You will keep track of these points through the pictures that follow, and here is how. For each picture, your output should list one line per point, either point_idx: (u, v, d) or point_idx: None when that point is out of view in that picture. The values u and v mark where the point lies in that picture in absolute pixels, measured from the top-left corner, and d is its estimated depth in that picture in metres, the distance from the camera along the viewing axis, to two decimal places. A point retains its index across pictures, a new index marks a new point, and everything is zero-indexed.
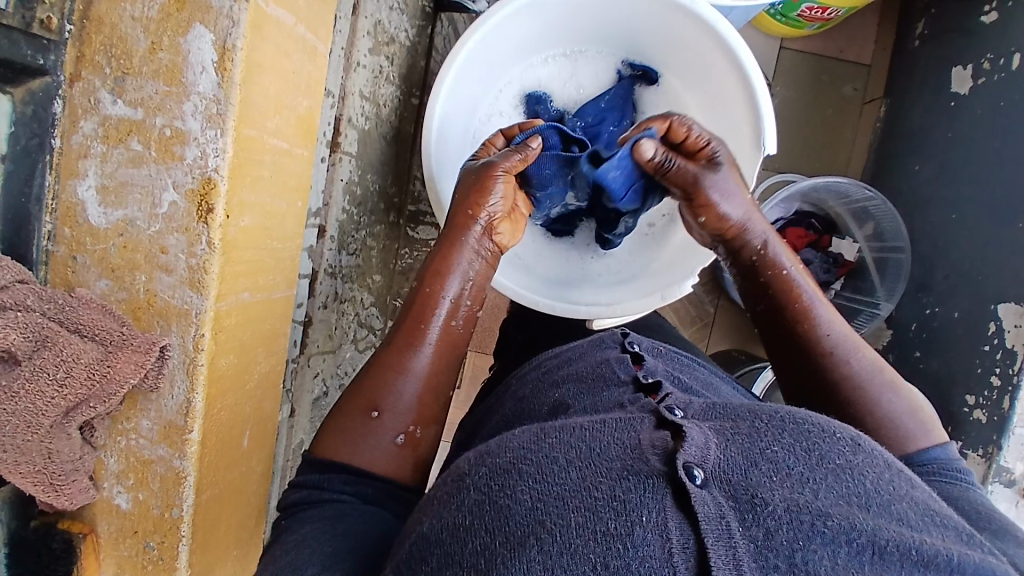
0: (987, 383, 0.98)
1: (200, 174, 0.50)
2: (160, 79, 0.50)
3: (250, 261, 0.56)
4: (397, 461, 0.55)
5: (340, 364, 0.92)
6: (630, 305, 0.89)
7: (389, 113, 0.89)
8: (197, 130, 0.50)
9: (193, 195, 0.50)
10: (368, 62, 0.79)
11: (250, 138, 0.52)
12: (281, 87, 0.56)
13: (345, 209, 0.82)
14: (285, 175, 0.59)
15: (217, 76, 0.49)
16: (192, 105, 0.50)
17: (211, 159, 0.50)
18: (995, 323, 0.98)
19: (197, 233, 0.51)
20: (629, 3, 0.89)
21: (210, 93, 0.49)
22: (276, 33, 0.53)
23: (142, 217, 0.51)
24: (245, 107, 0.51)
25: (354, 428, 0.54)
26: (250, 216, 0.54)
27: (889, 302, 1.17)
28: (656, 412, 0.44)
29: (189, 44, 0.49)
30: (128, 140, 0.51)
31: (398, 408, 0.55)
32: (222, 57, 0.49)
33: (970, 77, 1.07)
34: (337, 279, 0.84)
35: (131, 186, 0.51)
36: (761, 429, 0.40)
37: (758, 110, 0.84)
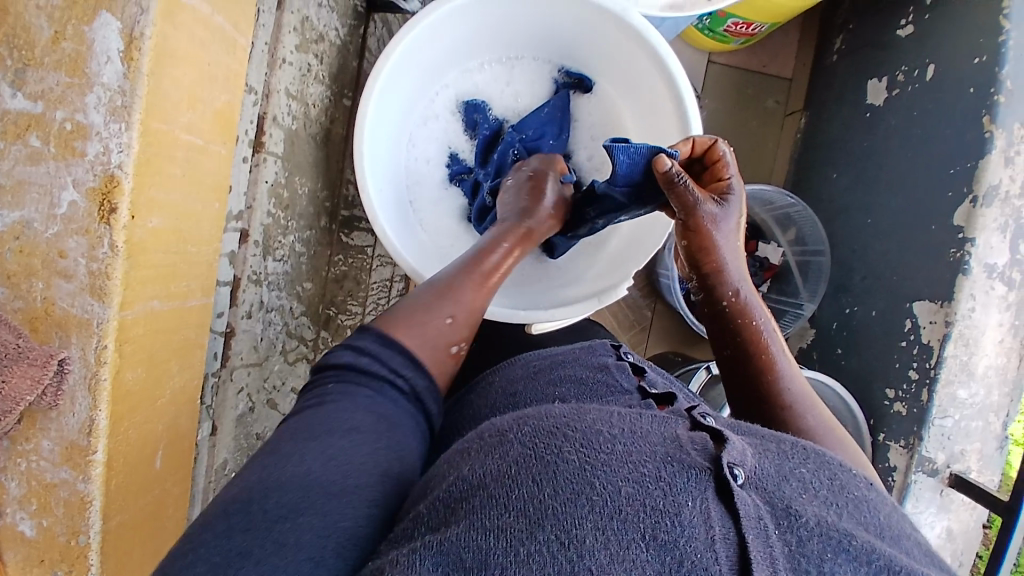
0: (906, 376, 1.03)
1: (102, 171, 0.46)
2: (62, 70, 0.45)
3: (161, 266, 0.52)
4: (442, 369, 0.57)
5: (267, 377, 0.87)
6: (573, 305, 0.89)
7: (319, 113, 0.86)
8: (101, 124, 0.45)
9: (94, 194, 0.46)
10: (294, 59, 0.76)
11: (160, 132, 0.48)
12: (196, 79, 0.52)
13: (271, 212, 0.78)
14: (200, 173, 0.55)
15: (124, 67, 0.45)
16: (96, 97, 0.45)
17: (114, 155, 0.46)
18: (912, 320, 1.04)
19: (99, 236, 0.46)
20: (557, 14, 0.91)
21: (116, 85, 0.45)
22: (191, 21, 0.50)
23: (40, 219, 0.46)
24: (154, 100, 0.47)
25: (429, 321, 0.56)
26: (161, 217, 0.50)
27: (812, 302, 1.22)
28: (689, 415, 0.45)
29: (93, 31, 0.45)
30: (27, 136, 0.46)
31: (464, 321, 0.59)
32: (129, 45, 0.45)
33: (885, 89, 1.14)
34: (263, 287, 0.80)
35: (29, 185, 0.46)
36: (787, 450, 0.43)
37: (686, 116, 0.86)
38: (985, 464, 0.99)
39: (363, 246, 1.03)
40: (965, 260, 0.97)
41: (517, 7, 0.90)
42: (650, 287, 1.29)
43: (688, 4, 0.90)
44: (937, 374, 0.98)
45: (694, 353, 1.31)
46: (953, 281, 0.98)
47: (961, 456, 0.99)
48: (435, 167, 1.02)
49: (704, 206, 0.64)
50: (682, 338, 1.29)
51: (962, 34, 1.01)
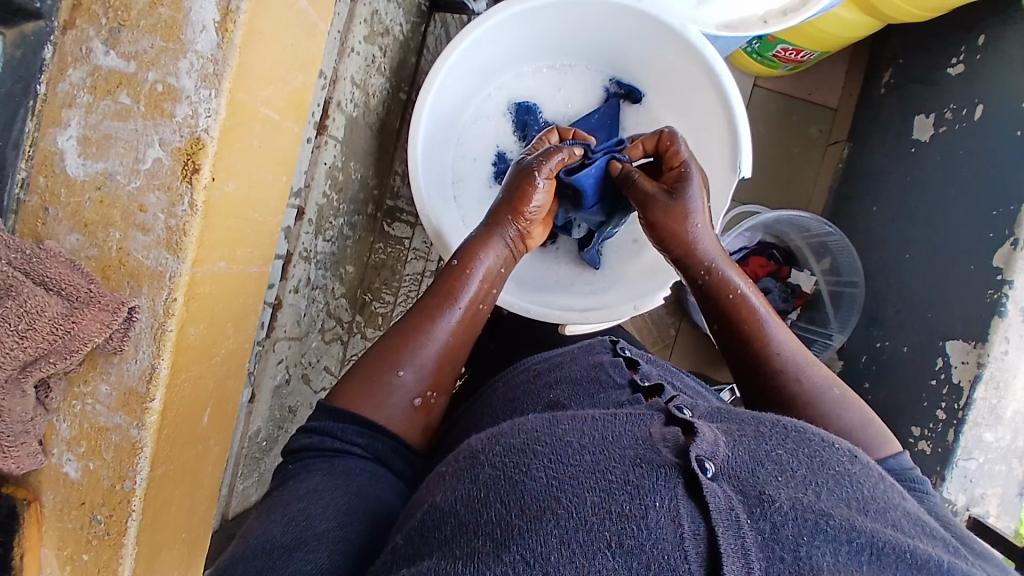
0: (933, 416, 1.03)
1: (189, 133, 0.48)
2: (157, 34, 0.48)
3: (228, 231, 0.54)
4: (409, 422, 0.64)
5: (305, 353, 0.89)
6: (605, 310, 0.90)
7: (377, 104, 0.90)
8: (191, 88, 0.48)
9: (179, 154, 0.48)
10: (361, 49, 0.79)
11: (243, 102, 0.51)
12: (276, 56, 0.55)
13: (326, 193, 0.81)
14: (272, 147, 0.58)
15: (217, 37, 0.48)
16: (187, 64, 0.48)
17: (202, 120, 0.48)
18: (943, 359, 1.03)
19: (179, 194, 0.49)
20: (614, 25, 0.92)
21: (209, 53, 0.48)
22: (281, 2, 0.53)
23: (122, 172, 0.49)
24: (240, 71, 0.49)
25: (379, 386, 0.64)
26: (234, 183, 0.53)
27: (842, 333, 1.23)
28: (665, 410, 0.49)
29: (192, 2, 0.48)
30: (118, 94, 0.49)
31: (420, 372, 0.66)
32: (224, 18, 0.48)
33: (932, 125, 1.14)
34: (311, 265, 0.83)
35: (114, 140, 0.49)
36: (764, 435, 0.46)
37: (736, 133, 0.88)
38: (1004, 509, 0.96)
39: (402, 237, 1.06)
40: (1001, 302, 0.96)
41: (577, 16, 0.92)
42: (678, 306, 1.30)
43: (741, 26, 0.91)
44: (965, 415, 0.97)
45: (716, 375, 1.31)
46: (988, 322, 0.97)
47: (981, 499, 0.97)
48: (482, 166, 1.04)
49: (655, 197, 0.74)
50: (705, 359, 1.30)
51: (1017, 74, 1.00)
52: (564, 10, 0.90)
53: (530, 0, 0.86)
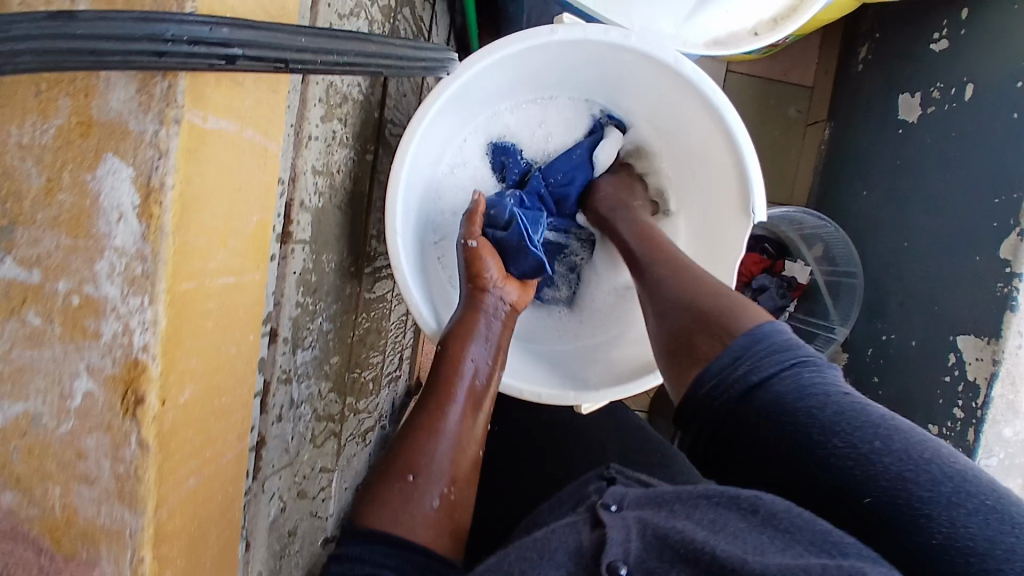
0: (950, 413, 0.98)
1: (122, 355, 0.37)
2: (63, 229, 0.36)
3: (198, 434, 0.44)
4: (430, 524, 0.67)
5: (296, 470, 0.82)
6: (618, 379, 0.83)
7: (343, 178, 0.80)
8: (118, 298, 0.36)
9: (115, 382, 0.37)
10: (319, 132, 0.67)
11: (189, 294, 0.39)
12: (229, 204, 0.42)
13: (299, 302, 0.70)
14: (236, 311, 0.46)
15: (143, 225, 0.35)
16: (105, 265, 0.36)
17: (138, 338, 0.36)
18: (956, 354, 0.98)
19: (124, 431, 0.38)
20: (600, 60, 0.81)
21: (135, 249, 0.35)
22: (220, 146, 0.40)
23: (49, 413, 0.38)
24: (181, 259, 0.37)
25: (396, 496, 0.67)
26: (193, 388, 0.42)
27: (843, 326, 1.18)
28: (594, 513, 0.57)
29: (100, 181, 0.35)
30: (27, 313, 0.37)
31: (429, 476, 0.69)
32: (147, 198, 0.35)
33: (918, 105, 1.09)
34: (292, 384, 0.74)
35: (32, 373, 0.38)
36: (675, 512, 0.52)
37: (747, 174, 0.78)
38: None
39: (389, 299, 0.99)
40: (1014, 295, 0.91)
41: (557, 55, 0.80)
42: None
43: (731, 42, 0.89)
44: (985, 414, 0.93)
45: None
46: (1000, 318, 0.92)
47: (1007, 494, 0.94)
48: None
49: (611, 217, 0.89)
50: None
51: (1008, 51, 0.94)
52: (543, 52, 0.78)
53: (505, 49, 0.74)
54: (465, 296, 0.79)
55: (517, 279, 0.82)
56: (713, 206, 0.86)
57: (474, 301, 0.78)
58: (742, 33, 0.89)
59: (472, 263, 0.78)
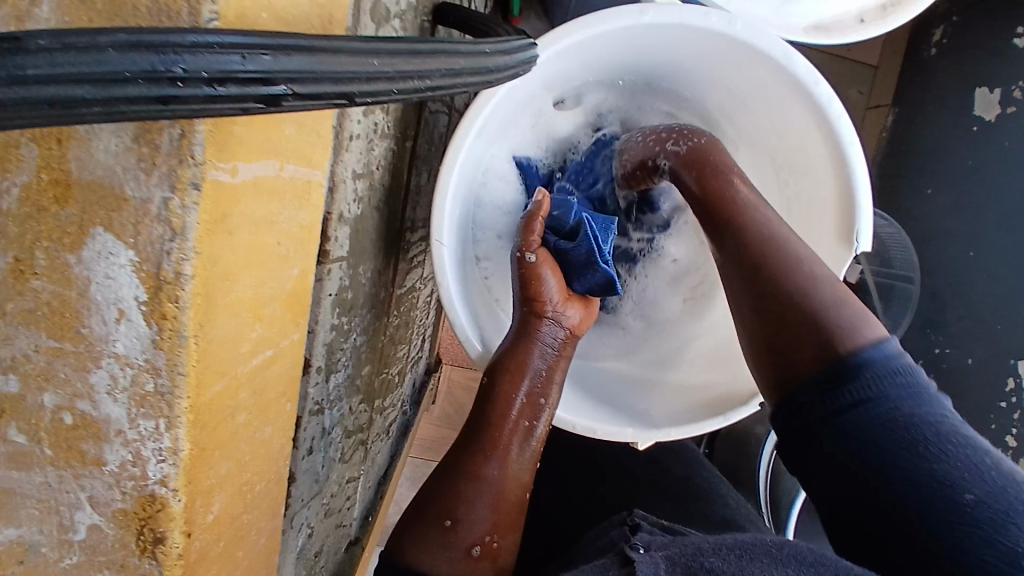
0: (999, 439, 0.94)
1: (136, 490, 0.33)
2: (44, 330, 0.31)
3: (230, 545, 0.39)
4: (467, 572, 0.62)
5: (324, 493, 0.75)
6: (680, 409, 0.75)
7: (383, 173, 0.69)
8: (124, 419, 0.32)
9: (129, 518, 0.33)
10: (361, 130, 0.57)
11: (214, 399, 0.33)
12: (258, 278, 0.34)
13: (335, 324, 0.60)
14: (271, 390, 0.39)
15: (153, 328, 0.30)
16: (102, 378, 0.32)
17: (152, 469, 0.32)
18: (1015, 379, 0.94)
19: (138, 571, 0.34)
20: (686, 44, 0.70)
21: (142, 362, 0.31)
22: (251, 212, 0.33)
23: (45, 543, 0.35)
24: (206, 365, 0.32)
25: (430, 537, 0.62)
26: (225, 500, 0.36)
27: (894, 334, 1.00)
28: (621, 550, 0.51)
29: (91, 269, 0.30)
30: (4, 427, 0.33)
31: (469, 522, 0.62)
32: (158, 297, 0.29)
33: (999, 102, 0.97)
34: (325, 411, 0.65)
35: (18, 497, 0.34)
36: (702, 547, 0.48)
37: (851, 191, 0.68)
38: None
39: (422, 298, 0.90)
40: None
41: (640, 38, 0.69)
42: None
43: (835, 29, 0.75)
44: None
45: None
46: None
47: None
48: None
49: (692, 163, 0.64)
50: None
51: None
52: (624, 35, 0.68)
53: (584, 30, 0.64)
54: (518, 320, 0.69)
55: (580, 296, 0.72)
56: (798, 223, 0.76)
57: (528, 326, 0.67)
58: (849, 19, 0.75)
59: (528, 283, 0.68)
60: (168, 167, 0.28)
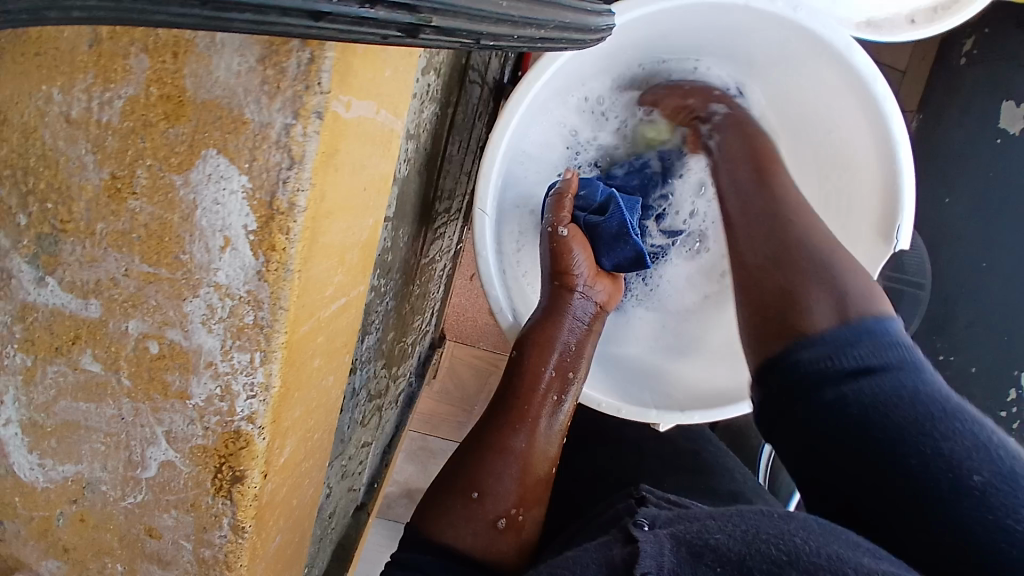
0: None
1: (221, 425, 0.39)
2: (138, 254, 0.37)
3: (287, 494, 0.45)
4: (494, 544, 0.62)
5: (343, 456, 0.75)
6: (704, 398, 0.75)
7: (427, 136, 0.68)
8: (218, 350, 0.38)
9: (215, 449, 0.40)
10: (418, 90, 0.56)
11: (302, 338, 0.39)
12: (348, 231, 0.40)
13: (375, 285, 0.61)
14: (338, 339, 0.44)
15: (261, 259, 0.36)
16: (196, 307, 0.37)
17: (242, 405, 0.38)
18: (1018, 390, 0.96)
19: (211, 505, 0.41)
20: (746, 25, 0.69)
21: (242, 292, 0.37)
22: (349, 166, 0.37)
23: (130, 465, 0.42)
24: (303, 303, 0.37)
25: (457, 511, 0.62)
26: (293, 445, 0.42)
27: None
28: (626, 531, 0.50)
29: (197, 193, 0.36)
30: (80, 355, 0.40)
31: (495, 493, 0.62)
32: (268, 230, 0.35)
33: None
34: (357, 371, 0.65)
35: (109, 414, 0.41)
36: (710, 525, 0.46)
37: (896, 191, 0.67)
38: None
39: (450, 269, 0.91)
40: None
41: (697, 17, 0.68)
42: None
43: (887, 28, 0.74)
44: None
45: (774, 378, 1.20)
46: None
47: None
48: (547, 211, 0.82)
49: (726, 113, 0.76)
50: None
51: None
52: (685, 12, 0.67)
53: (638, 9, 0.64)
54: (547, 297, 0.69)
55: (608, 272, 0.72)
56: (834, 218, 0.76)
57: (553, 302, 0.67)
58: (901, 18, 0.73)
59: (556, 259, 0.68)
60: (293, 91, 0.34)
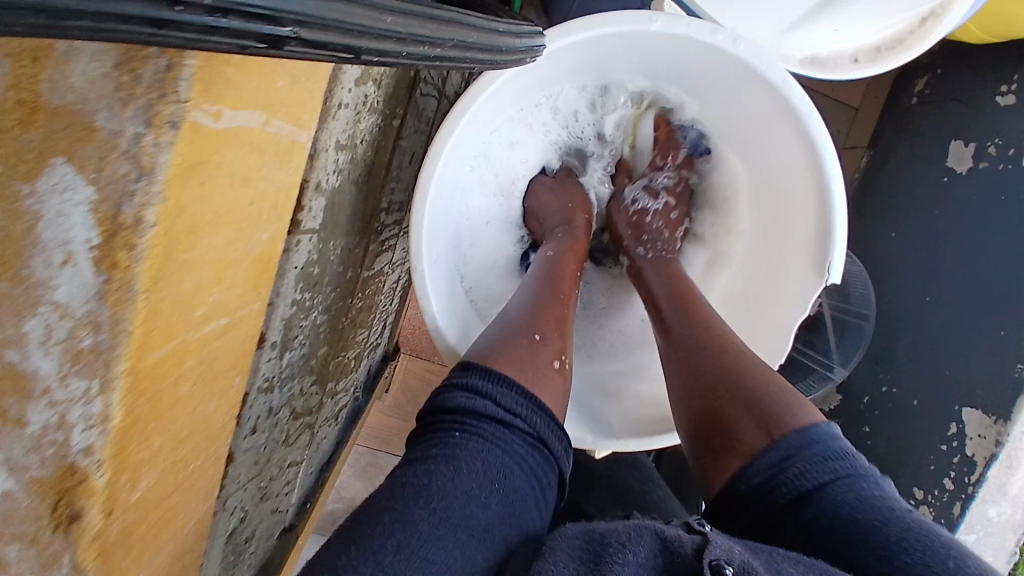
0: (938, 482, 0.92)
1: (56, 457, 0.34)
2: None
3: (158, 520, 0.42)
4: (552, 385, 0.60)
5: (263, 478, 0.73)
6: (644, 421, 0.73)
7: (365, 148, 0.66)
8: (53, 374, 0.34)
9: (46, 488, 0.35)
10: (351, 99, 0.54)
11: (155, 365, 0.35)
12: (229, 238, 0.38)
13: (296, 299, 0.59)
14: (218, 364, 0.42)
15: (103, 277, 0.32)
16: (35, 327, 0.33)
17: (77, 437, 0.34)
18: (957, 424, 0.91)
19: (49, 545, 0.36)
20: (682, 57, 0.70)
21: (82, 313, 0.32)
22: (221, 171, 0.35)
23: None
24: (153, 325, 0.34)
25: (521, 346, 0.60)
26: (153, 478, 0.39)
27: (844, 368, 1.02)
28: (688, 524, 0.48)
29: (42, 204, 0.32)
30: None
31: (552, 337, 0.63)
32: (109, 243, 0.31)
33: (970, 156, 0.95)
34: (273, 391, 0.63)
35: None
36: (779, 551, 0.44)
37: (828, 227, 0.68)
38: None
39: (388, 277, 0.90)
40: None
41: (635, 45, 0.69)
42: None
43: (829, 65, 0.75)
44: (975, 491, 0.88)
45: None
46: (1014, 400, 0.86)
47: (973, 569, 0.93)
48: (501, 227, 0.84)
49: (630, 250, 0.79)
50: None
51: None
52: (621, 40, 0.68)
53: (569, 33, 0.64)
54: (574, 216, 0.80)
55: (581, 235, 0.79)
56: (777, 251, 0.76)
57: (581, 222, 0.80)
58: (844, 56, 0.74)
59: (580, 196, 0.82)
60: (146, 100, 0.31)
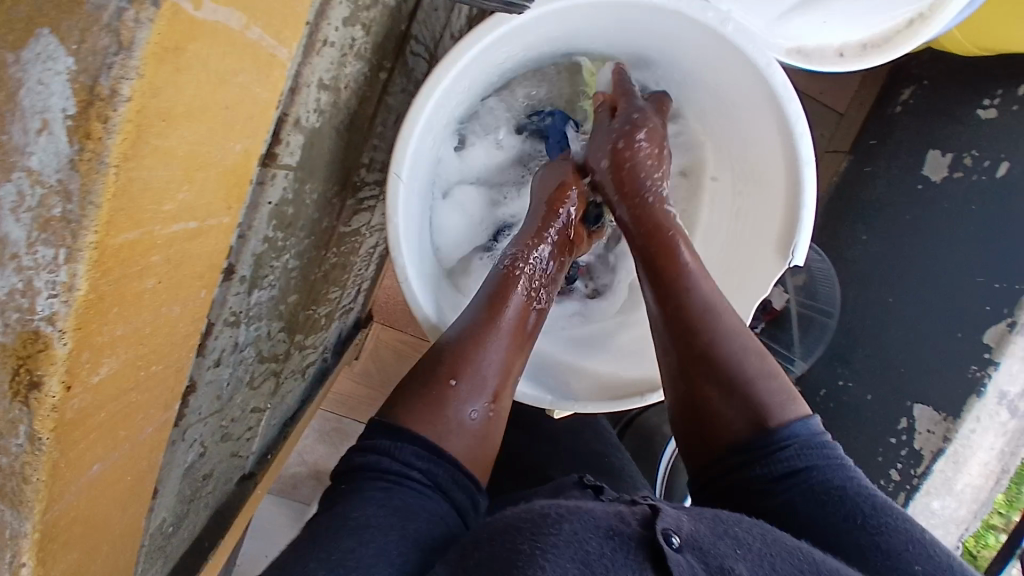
0: (886, 473, 0.97)
1: (19, 324, 0.34)
2: None
3: (110, 423, 0.42)
4: (465, 434, 0.61)
5: (225, 416, 0.73)
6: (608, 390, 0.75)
7: (349, 95, 0.66)
8: (22, 241, 0.34)
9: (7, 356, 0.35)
10: (338, 38, 0.55)
11: (124, 247, 0.35)
12: (201, 139, 0.38)
13: (268, 237, 0.59)
14: (186, 266, 0.42)
15: (76, 147, 0.32)
16: (8, 193, 0.34)
17: (42, 304, 0.34)
18: (908, 420, 0.95)
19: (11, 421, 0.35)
20: (668, 32, 0.71)
21: (54, 181, 0.33)
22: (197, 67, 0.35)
23: None
24: (121, 204, 0.34)
25: (435, 401, 0.60)
26: (115, 364, 0.39)
27: (805, 361, 1.05)
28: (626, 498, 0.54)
29: (24, 71, 0.33)
30: None
31: (473, 376, 0.62)
32: (86, 113, 0.31)
33: (947, 166, 0.95)
34: (240, 326, 0.63)
35: None
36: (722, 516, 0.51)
37: (797, 211, 0.70)
38: None
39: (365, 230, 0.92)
40: (983, 382, 0.89)
41: (625, 15, 0.70)
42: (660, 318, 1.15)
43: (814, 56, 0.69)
44: (920, 483, 0.93)
45: None
46: (965, 401, 0.91)
47: None
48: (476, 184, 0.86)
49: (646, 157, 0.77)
50: None
51: None
52: (613, 9, 0.68)
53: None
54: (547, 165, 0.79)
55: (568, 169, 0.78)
56: (745, 229, 0.79)
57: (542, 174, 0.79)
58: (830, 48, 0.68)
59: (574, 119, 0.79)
60: None
